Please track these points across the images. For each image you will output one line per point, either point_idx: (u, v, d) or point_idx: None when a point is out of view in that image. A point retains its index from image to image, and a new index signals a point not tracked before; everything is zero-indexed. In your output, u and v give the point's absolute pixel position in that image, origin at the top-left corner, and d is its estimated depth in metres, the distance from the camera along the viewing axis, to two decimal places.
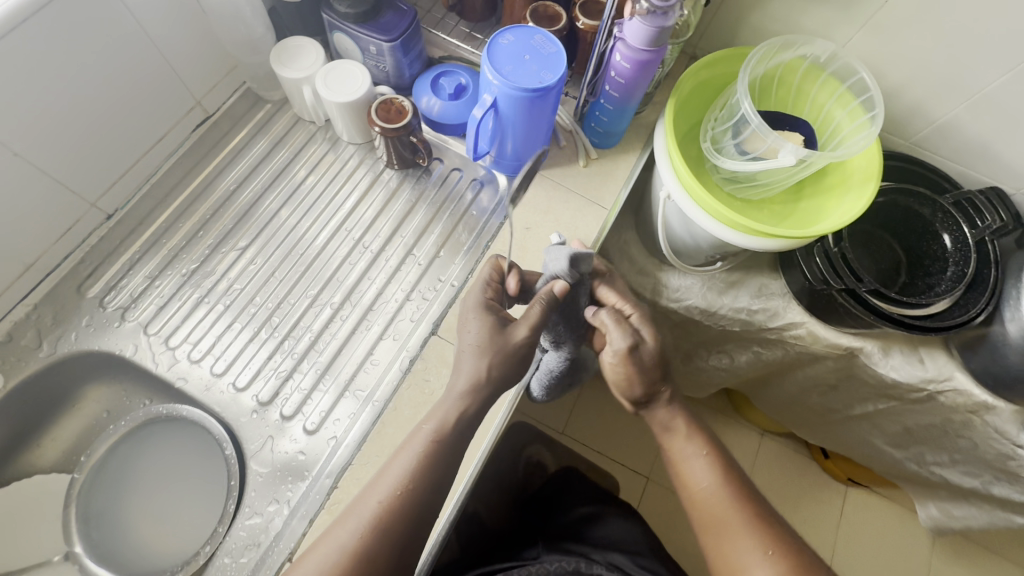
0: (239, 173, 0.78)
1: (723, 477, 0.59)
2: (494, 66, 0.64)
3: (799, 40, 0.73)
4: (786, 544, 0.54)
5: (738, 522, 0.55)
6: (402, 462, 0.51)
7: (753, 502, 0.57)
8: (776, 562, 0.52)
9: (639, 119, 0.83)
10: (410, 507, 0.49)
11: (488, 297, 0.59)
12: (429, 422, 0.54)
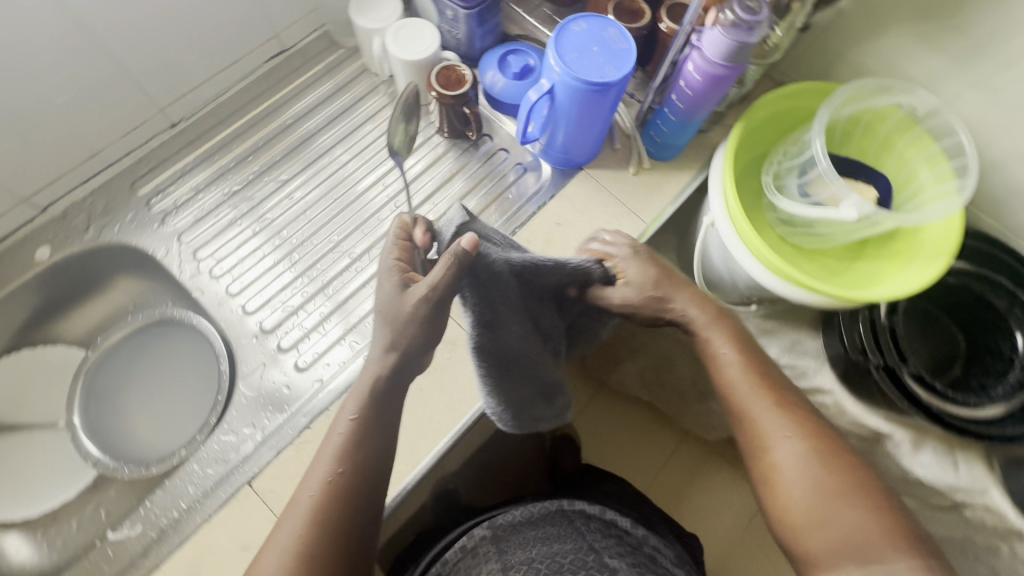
0: (299, 109, 0.81)
1: (749, 364, 0.58)
2: (559, 51, 0.62)
3: (896, 86, 0.67)
4: (809, 423, 0.55)
5: (763, 406, 0.56)
6: (326, 462, 0.49)
7: (770, 375, 0.57)
8: (799, 439, 0.54)
9: (704, 138, 0.79)
10: (346, 496, 0.48)
11: (397, 259, 0.53)
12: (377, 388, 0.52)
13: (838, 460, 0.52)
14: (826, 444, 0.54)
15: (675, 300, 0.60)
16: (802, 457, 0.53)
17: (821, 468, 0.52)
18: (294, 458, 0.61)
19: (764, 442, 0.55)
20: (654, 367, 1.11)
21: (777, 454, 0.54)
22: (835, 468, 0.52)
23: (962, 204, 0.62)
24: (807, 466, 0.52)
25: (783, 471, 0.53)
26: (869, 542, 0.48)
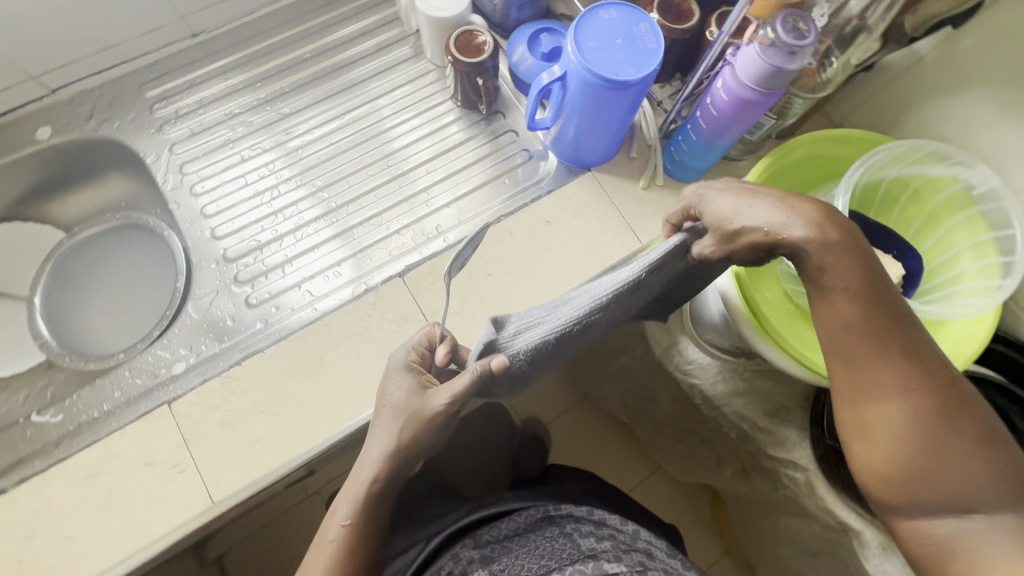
0: (322, 45, 0.78)
1: (869, 305, 0.43)
2: (578, 37, 0.56)
3: (957, 156, 0.58)
4: (932, 370, 0.43)
5: (881, 350, 0.43)
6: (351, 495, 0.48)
7: (899, 329, 0.43)
8: (917, 393, 0.42)
9: (733, 166, 0.72)
10: (372, 521, 0.48)
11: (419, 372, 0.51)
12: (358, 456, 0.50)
13: (956, 414, 0.42)
14: (948, 396, 0.42)
15: (767, 221, 0.43)
16: (915, 413, 0.42)
17: (937, 425, 0.42)
18: (217, 391, 0.60)
19: (870, 401, 0.43)
20: (636, 393, 1.06)
21: (883, 408, 0.43)
22: (952, 426, 0.42)
23: (995, 306, 0.54)
24: (918, 423, 0.42)
25: (887, 425, 0.43)
26: (974, 498, 0.41)
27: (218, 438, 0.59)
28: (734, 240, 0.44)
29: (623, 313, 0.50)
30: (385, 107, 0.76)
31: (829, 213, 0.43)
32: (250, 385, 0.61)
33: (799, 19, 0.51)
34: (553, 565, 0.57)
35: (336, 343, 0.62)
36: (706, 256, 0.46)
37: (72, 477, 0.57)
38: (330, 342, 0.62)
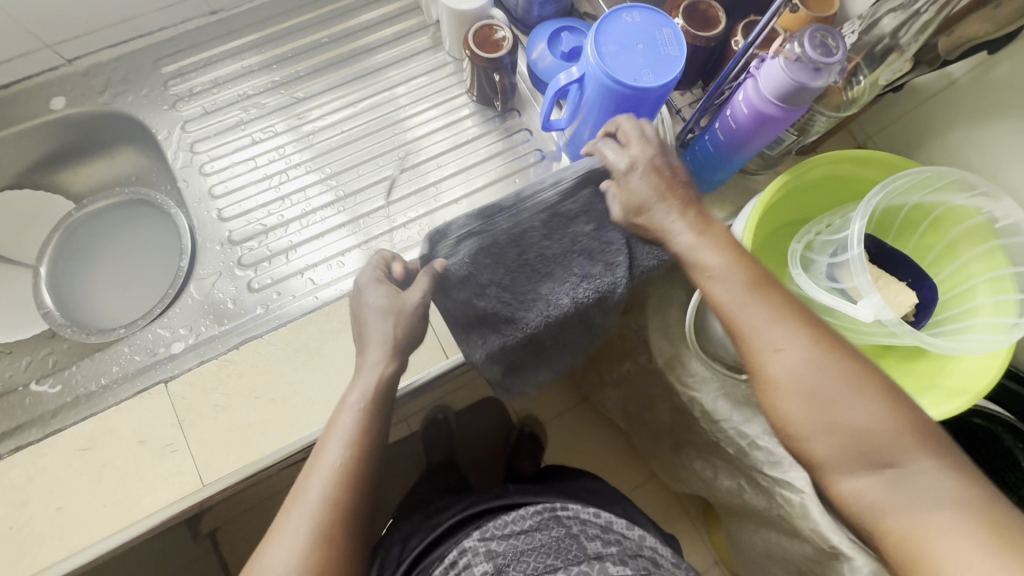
0: (341, 30, 0.78)
1: (737, 277, 0.49)
2: (598, 40, 0.55)
3: (980, 184, 0.55)
4: (807, 327, 0.46)
5: (753, 316, 0.47)
6: (328, 459, 0.49)
7: (771, 293, 0.48)
8: (793, 346, 0.45)
9: (750, 180, 0.70)
10: (356, 480, 0.49)
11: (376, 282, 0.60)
12: (363, 388, 0.56)
13: (839, 362, 0.44)
14: (828, 348, 0.45)
15: (638, 173, 0.54)
16: (799, 368, 0.44)
17: (822, 376, 0.43)
18: (213, 373, 0.60)
19: (765, 365, 0.46)
20: (636, 401, 1.05)
21: (769, 372, 0.45)
22: (836, 374, 0.43)
23: (1007, 346, 0.52)
24: (805, 377, 0.44)
25: (779, 387, 0.45)
26: (885, 446, 0.41)
27: (212, 421, 0.59)
28: (629, 180, 0.54)
29: (568, 254, 0.63)
30: (399, 98, 0.75)
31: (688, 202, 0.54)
32: (247, 369, 0.61)
33: (828, 34, 0.49)
34: (558, 565, 0.56)
35: (335, 333, 0.62)
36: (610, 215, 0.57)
37: (66, 449, 0.57)
38: (329, 332, 0.62)
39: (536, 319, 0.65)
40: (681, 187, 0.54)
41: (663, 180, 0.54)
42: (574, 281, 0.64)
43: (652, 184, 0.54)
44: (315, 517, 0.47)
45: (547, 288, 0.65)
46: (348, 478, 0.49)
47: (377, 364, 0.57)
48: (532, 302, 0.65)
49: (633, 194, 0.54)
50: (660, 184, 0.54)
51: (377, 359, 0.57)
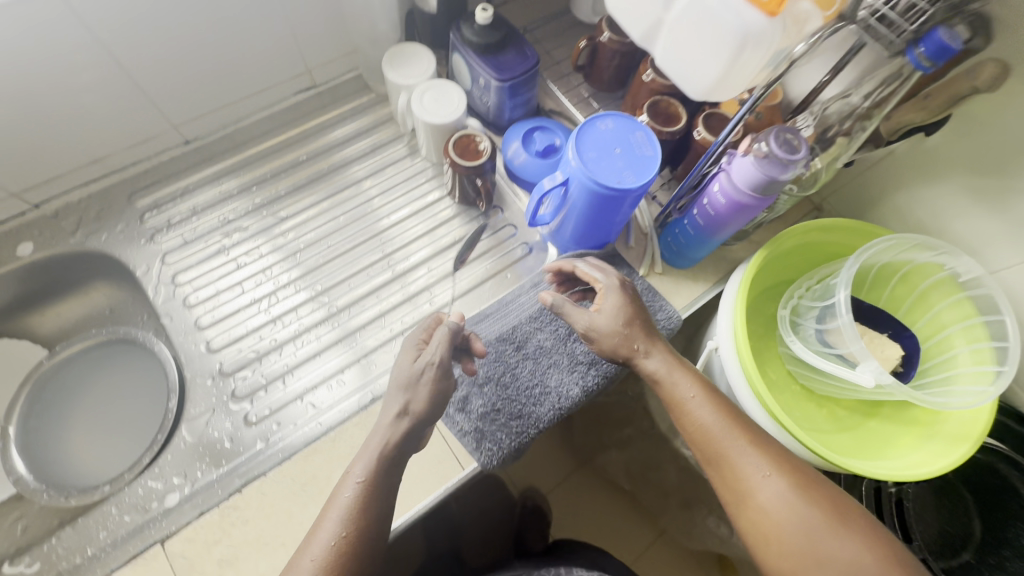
0: (318, 147, 0.79)
1: (713, 402, 0.55)
2: (579, 148, 0.59)
3: (941, 247, 0.60)
4: (786, 460, 0.52)
5: (732, 444, 0.53)
6: (325, 532, 0.47)
7: (743, 423, 0.54)
8: (779, 478, 0.51)
9: (725, 250, 0.74)
10: (350, 554, 0.46)
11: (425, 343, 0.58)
12: (368, 458, 0.50)
13: (820, 496, 0.50)
14: (808, 481, 0.51)
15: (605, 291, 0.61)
16: (783, 498, 0.50)
17: (809, 510, 0.49)
18: (216, 524, 0.56)
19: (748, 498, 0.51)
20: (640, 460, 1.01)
21: (761, 501, 0.51)
22: (819, 505, 0.49)
23: (995, 396, 0.55)
24: (791, 508, 0.49)
25: (768, 517, 0.50)
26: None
27: None
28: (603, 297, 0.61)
29: (563, 342, 0.65)
30: (383, 208, 0.77)
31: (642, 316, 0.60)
32: (253, 513, 0.56)
33: (789, 133, 0.54)
34: None
35: (344, 460, 0.59)
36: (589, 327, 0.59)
37: None
38: (337, 459, 0.59)
39: (547, 413, 0.62)
40: (647, 332, 0.59)
41: (620, 322, 0.59)
42: (581, 370, 0.64)
43: (610, 317, 0.59)
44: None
45: (556, 377, 0.63)
46: (336, 558, 0.46)
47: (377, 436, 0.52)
48: (539, 393, 0.63)
49: (583, 317, 0.59)
50: (621, 321, 0.58)
51: (391, 415, 0.52)
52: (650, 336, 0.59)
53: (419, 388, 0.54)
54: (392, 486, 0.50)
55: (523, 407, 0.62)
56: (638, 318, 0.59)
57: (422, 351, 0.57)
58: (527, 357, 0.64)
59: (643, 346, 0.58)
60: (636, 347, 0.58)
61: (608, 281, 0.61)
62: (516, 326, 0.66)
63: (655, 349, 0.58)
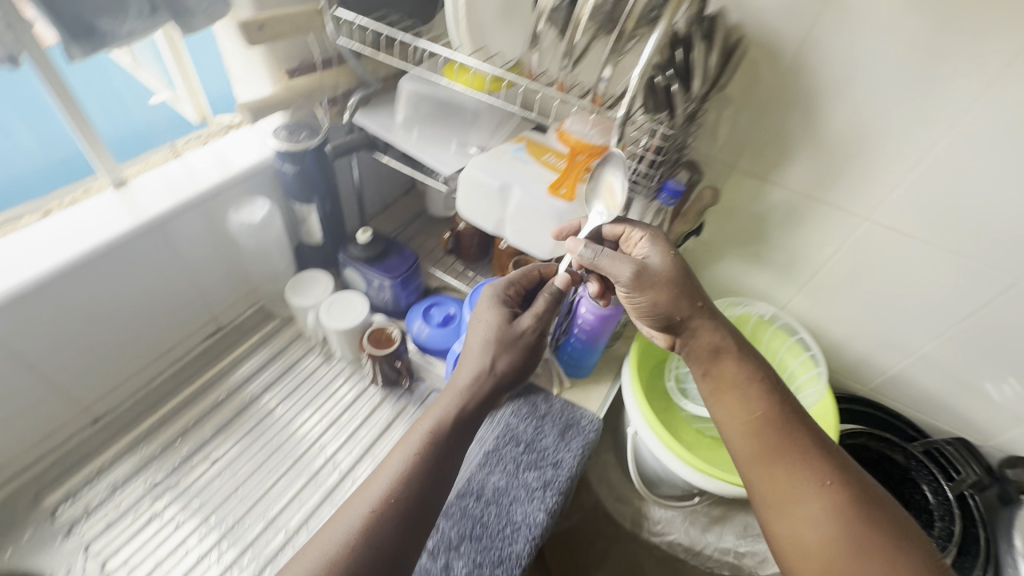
0: (234, 382, 0.84)
1: (777, 404, 0.58)
2: (474, 312, 0.74)
3: (744, 301, 0.86)
4: (842, 471, 0.54)
5: (786, 444, 0.56)
6: (384, 477, 0.53)
7: (806, 428, 0.57)
8: (833, 488, 0.53)
9: (611, 351, 0.92)
10: (404, 502, 0.52)
11: (508, 294, 0.66)
12: (437, 417, 0.57)
13: (874, 513, 0.51)
14: (863, 496, 0.53)
15: (644, 238, 0.60)
16: (837, 510, 0.52)
17: (859, 525, 0.51)
18: None
19: (794, 497, 0.54)
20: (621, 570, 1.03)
21: (812, 506, 0.53)
22: (871, 523, 0.51)
23: (826, 388, 0.76)
24: (841, 521, 0.51)
25: (815, 523, 0.52)
26: None
27: None
28: (645, 246, 0.60)
29: (514, 475, 0.73)
30: (305, 422, 0.81)
31: (690, 277, 0.60)
32: None
33: None
34: None
35: None
36: (635, 274, 0.58)
37: None
38: None
39: (525, 548, 0.66)
40: (703, 292, 0.61)
41: (672, 272, 0.59)
42: (539, 495, 0.71)
43: (668, 263, 0.58)
44: (360, 521, 0.50)
45: (520, 509, 0.70)
46: (387, 504, 0.51)
47: (452, 394, 0.59)
48: (512, 531, 0.68)
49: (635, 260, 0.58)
50: (682, 270, 0.59)
51: (477, 367, 0.60)
52: (705, 294, 0.61)
53: (503, 348, 0.61)
54: (453, 440, 0.57)
55: (501, 550, 0.66)
56: (693, 275, 0.60)
57: (501, 311, 0.63)
58: (488, 503, 0.70)
59: (704, 302, 0.60)
60: (697, 301, 0.60)
61: (649, 233, 0.61)
62: (469, 478, 0.73)
63: (711, 315, 0.61)
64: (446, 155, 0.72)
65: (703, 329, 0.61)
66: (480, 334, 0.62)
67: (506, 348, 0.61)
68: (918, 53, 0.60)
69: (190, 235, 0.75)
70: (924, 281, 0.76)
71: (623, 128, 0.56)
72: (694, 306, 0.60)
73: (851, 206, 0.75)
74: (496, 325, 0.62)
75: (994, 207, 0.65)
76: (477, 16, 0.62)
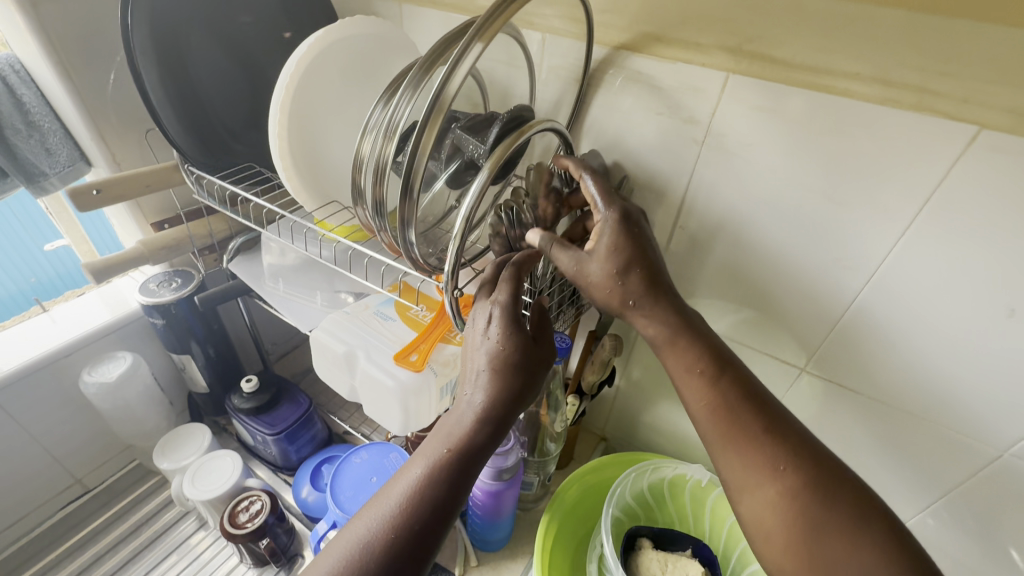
0: (81, 562, 0.71)
1: (723, 391, 0.44)
2: (335, 491, 0.62)
3: (672, 460, 0.71)
4: (803, 450, 0.43)
5: (740, 425, 0.43)
6: (399, 489, 0.41)
7: (757, 409, 0.44)
8: (791, 471, 0.42)
9: (528, 516, 0.78)
10: (408, 529, 0.39)
11: (516, 303, 0.47)
12: (456, 424, 0.44)
13: (839, 498, 0.41)
14: (827, 477, 0.42)
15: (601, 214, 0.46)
16: (796, 501, 0.41)
17: (820, 517, 0.40)
18: None
19: (746, 487, 0.43)
20: None
21: (764, 494, 0.42)
22: (836, 510, 0.40)
23: None
24: (799, 509, 0.41)
25: (773, 512, 0.41)
26: None
27: None
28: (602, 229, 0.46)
29: None
30: None
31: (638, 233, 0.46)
32: None
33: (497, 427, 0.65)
34: None
35: None
36: (572, 273, 0.46)
37: None
38: None
39: None
40: (645, 281, 0.45)
41: (621, 262, 0.45)
42: None
43: (603, 262, 0.45)
44: (377, 540, 0.38)
45: None
46: (408, 515, 0.39)
47: (474, 415, 0.44)
48: None
49: (569, 259, 0.46)
50: (615, 270, 0.45)
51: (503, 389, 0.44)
52: (649, 290, 0.45)
53: (514, 376, 0.45)
54: (478, 453, 0.43)
55: None
56: (639, 263, 0.45)
57: (511, 334, 0.46)
58: None
59: (640, 302, 0.45)
60: (627, 299, 0.46)
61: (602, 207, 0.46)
62: None
63: (655, 301, 0.46)
64: (310, 307, 0.65)
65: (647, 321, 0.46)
66: (479, 353, 0.46)
67: (519, 365, 0.46)
68: (815, 196, 0.51)
69: (39, 395, 0.69)
70: (887, 442, 0.61)
71: (452, 273, 0.44)
72: (655, 282, 0.46)
73: (781, 353, 0.63)
74: (506, 343, 0.45)
75: (943, 364, 0.52)
76: (322, 168, 0.56)
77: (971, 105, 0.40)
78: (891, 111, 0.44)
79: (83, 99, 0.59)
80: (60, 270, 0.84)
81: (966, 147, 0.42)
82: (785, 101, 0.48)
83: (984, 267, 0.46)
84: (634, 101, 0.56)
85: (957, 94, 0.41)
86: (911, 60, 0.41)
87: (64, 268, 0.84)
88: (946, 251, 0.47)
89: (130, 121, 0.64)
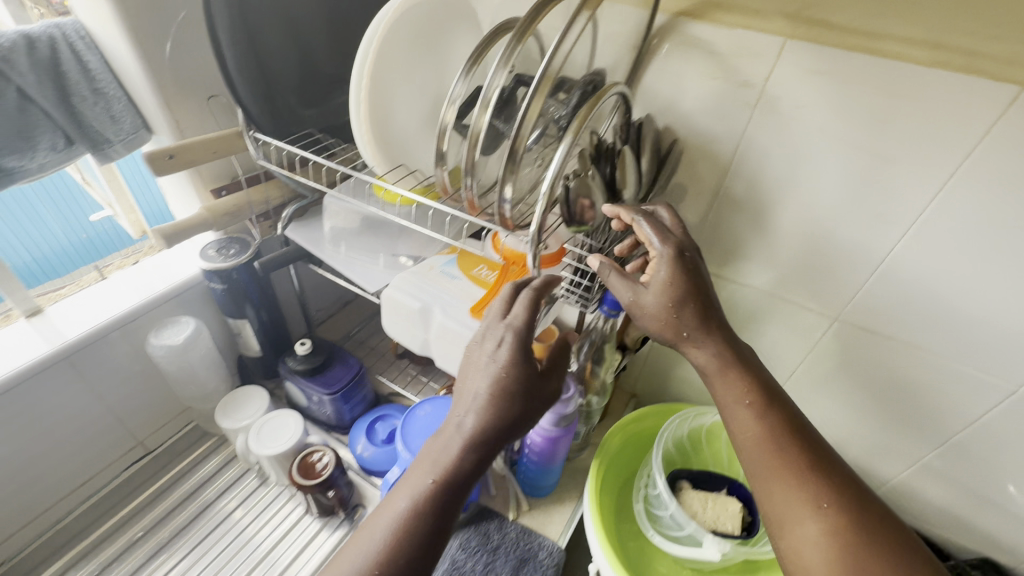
0: (156, 514, 0.75)
1: (769, 425, 0.48)
2: (405, 440, 0.67)
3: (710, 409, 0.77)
4: (844, 492, 0.44)
5: (789, 461, 0.46)
6: (384, 521, 0.41)
7: (807, 450, 0.47)
8: (836, 513, 0.43)
9: (573, 465, 0.83)
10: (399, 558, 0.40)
11: (512, 330, 0.47)
12: (448, 449, 0.44)
13: (878, 538, 0.42)
14: (868, 519, 0.43)
15: (655, 251, 0.49)
16: (838, 539, 0.42)
17: (863, 558, 0.41)
18: None
19: (790, 522, 0.44)
20: None
21: (807, 529, 0.43)
22: (879, 554, 0.41)
23: None
24: (842, 547, 0.41)
25: (814, 548, 0.42)
26: None
27: None
28: (660, 260, 0.48)
29: None
30: (255, 536, 0.73)
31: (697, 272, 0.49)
32: None
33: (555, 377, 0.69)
34: None
35: None
36: (635, 304, 0.49)
37: None
38: None
39: None
40: (698, 316, 0.49)
41: (676, 295, 0.48)
42: None
43: (659, 295, 0.48)
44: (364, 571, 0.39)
45: None
46: (396, 547, 0.40)
47: (467, 441, 0.44)
48: None
49: (627, 289, 0.49)
50: (668, 303, 0.48)
51: (499, 412, 0.45)
52: (702, 322, 0.49)
53: (512, 402, 0.45)
54: (467, 481, 0.44)
55: None
56: (691, 299, 0.48)
57: (510, 360, 0.46)
58: None
59: (693, 333, 0.49)
60: (681, 330, 0.49)
61: (659, 243, 0.49)
62: None
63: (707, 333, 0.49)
64: (374, 268, 0.68)
65: (699, 350, 0.50)
66: (479, 376, 0.46)
67: (520, 391, 0.46)
68: (861, 154, 0.55)
69: (108, 358, 0.72)
70: (910, 385, 0.67)
71: (538, 236, 0.48)
72: (709, 321, 0.49)
73: (817, 305, 0.68)
74: (509, 367, 0.45)
75: (969, 309, 0.57)
76: (395, 133, 0.58)
77: (1015, 68, 0.44)
78: (941, 74, 0.47)
79: (152, 67, 0.60)
80: (35, 253, 0.80)
81: (1007, 106, 0.46)
82: (838, 64, 0.51)
83: (1015, 216, 0.50)
84: (691, 66, 0.59)
85: (1003, 57, 0.45)
86: (963, 25, 0.45)
87: (38, 251, 0.80)
88: (981, 203, 0.51)
89: (192, 89, 0.65)
